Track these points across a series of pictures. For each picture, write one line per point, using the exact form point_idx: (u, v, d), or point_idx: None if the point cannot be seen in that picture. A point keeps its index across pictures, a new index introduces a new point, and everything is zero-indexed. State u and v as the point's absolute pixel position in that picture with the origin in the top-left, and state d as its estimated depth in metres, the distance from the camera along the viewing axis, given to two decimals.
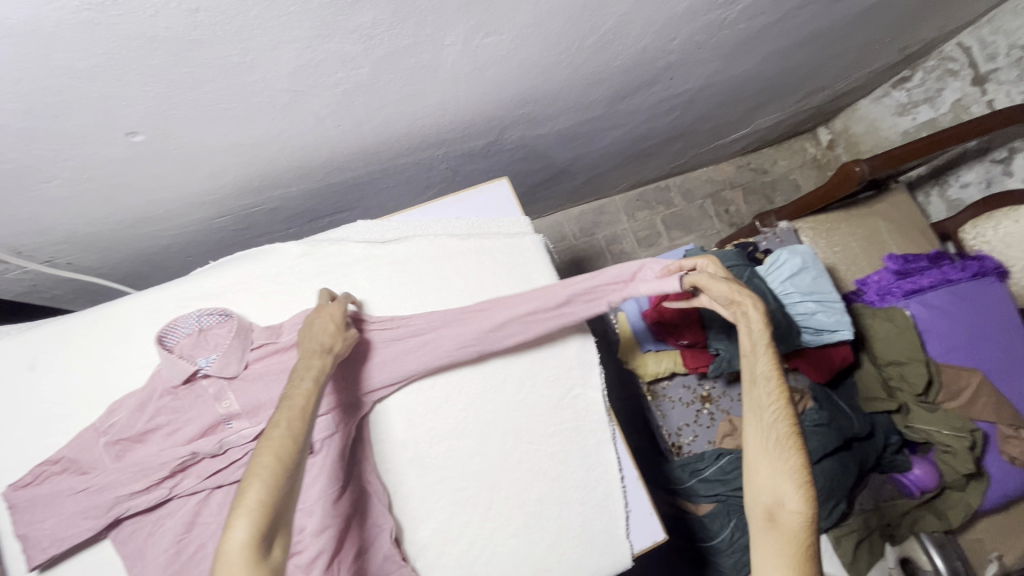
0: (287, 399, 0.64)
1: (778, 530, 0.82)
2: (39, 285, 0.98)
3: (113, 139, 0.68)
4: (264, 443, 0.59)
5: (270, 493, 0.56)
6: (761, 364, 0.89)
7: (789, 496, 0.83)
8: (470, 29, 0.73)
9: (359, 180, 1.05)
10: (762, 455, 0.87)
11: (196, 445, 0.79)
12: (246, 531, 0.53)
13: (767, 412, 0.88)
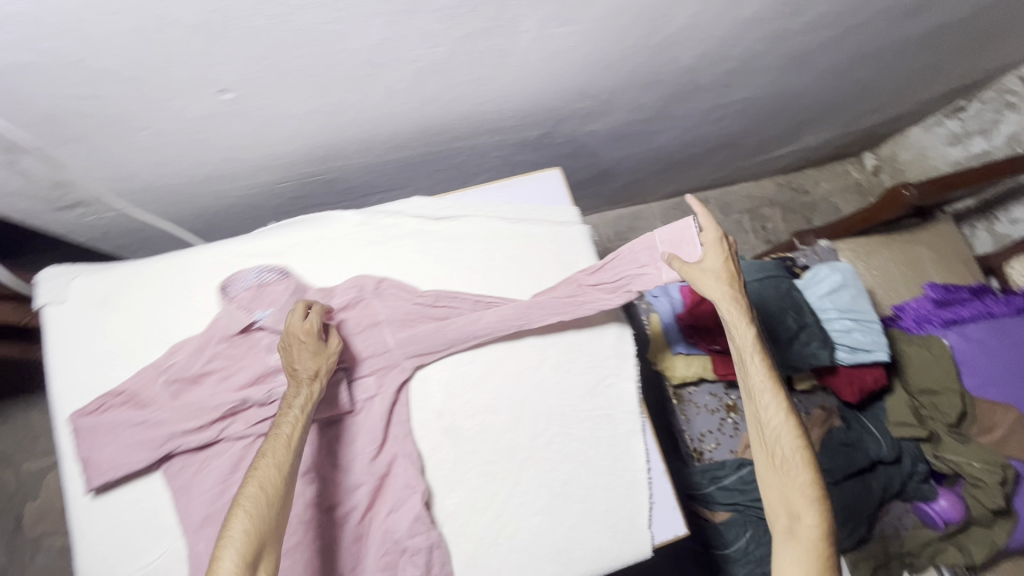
0: (275, 428, 0.72)
1: (797, 542, 0.78)
2: (107, 232, 1.04)
3: (205, 95, 0.73)
4: (251, 475, 0.68)
5: (255, 524, 0.64)
6: (756, 374, 0.86)
7: (804, 509, 0.80)
8: (547, 17, 0.76)
9: (415, 159, 1.09)
10: (772, 468, 0.83)
11: (247, 393, 0.83)
12: (233, 561, 0.62)
13: (770, 424, 0.85)
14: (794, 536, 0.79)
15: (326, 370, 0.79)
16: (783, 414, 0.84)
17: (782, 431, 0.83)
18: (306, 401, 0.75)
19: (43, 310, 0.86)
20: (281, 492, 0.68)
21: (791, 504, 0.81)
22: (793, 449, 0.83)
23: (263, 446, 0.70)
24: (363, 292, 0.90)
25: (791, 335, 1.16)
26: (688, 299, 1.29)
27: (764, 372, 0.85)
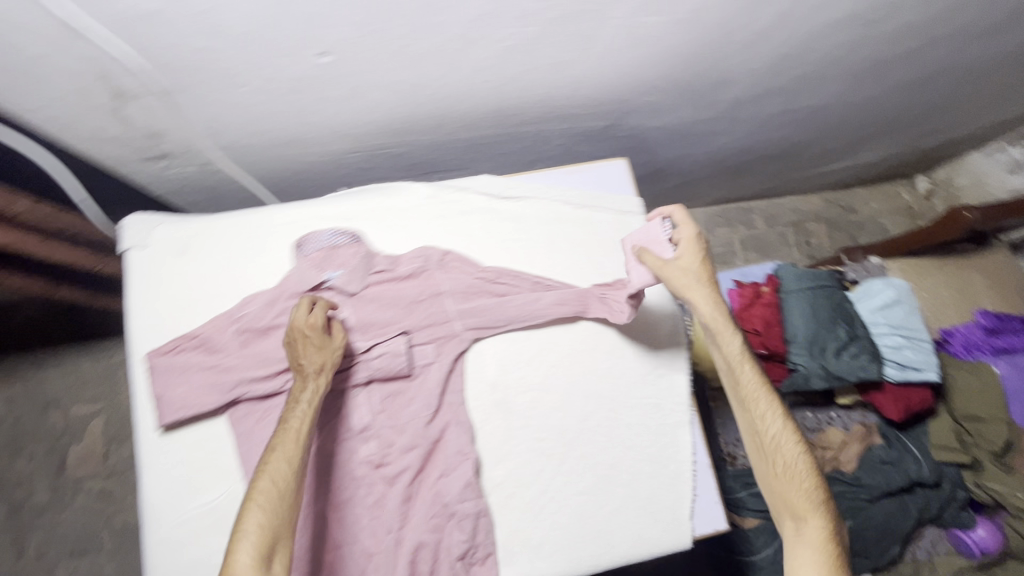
0: (282, 424, 0.74)
1: (807, 544, 0.78)
2: (185, 188, 1.08)
3: (306, 58, 0.75)
4: (260, 472, 0.70)
5: (267, 518, 0.67)
6: (750, 381, 0.86)
7: (809, 510, 0.80)
8: (639, 5, 0.77)
9: (482, 140, 1.11)
10: (776, 474, 0.83)
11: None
12: (248, 554, 0.64)
13: (769, 432, 0.84)
14: (804, 538, 0.78)
15: (331, 362, 0.81)
16: (781, 418, 0.84)
17: (781, 436, 0.84)
18: (314, 395, 0.76)
19: (127, 252, 0.90)
20: (291, 487, 0.70)
21: (796, 506, 0.81)
22: (795, 454, 0.83)
23: (271, 442, 0.72)
24: (429, 262, 0.93)
25: (840, 345, 1.17)
26: (735, 302, 1.25)
27: (755, 377, 0.87)
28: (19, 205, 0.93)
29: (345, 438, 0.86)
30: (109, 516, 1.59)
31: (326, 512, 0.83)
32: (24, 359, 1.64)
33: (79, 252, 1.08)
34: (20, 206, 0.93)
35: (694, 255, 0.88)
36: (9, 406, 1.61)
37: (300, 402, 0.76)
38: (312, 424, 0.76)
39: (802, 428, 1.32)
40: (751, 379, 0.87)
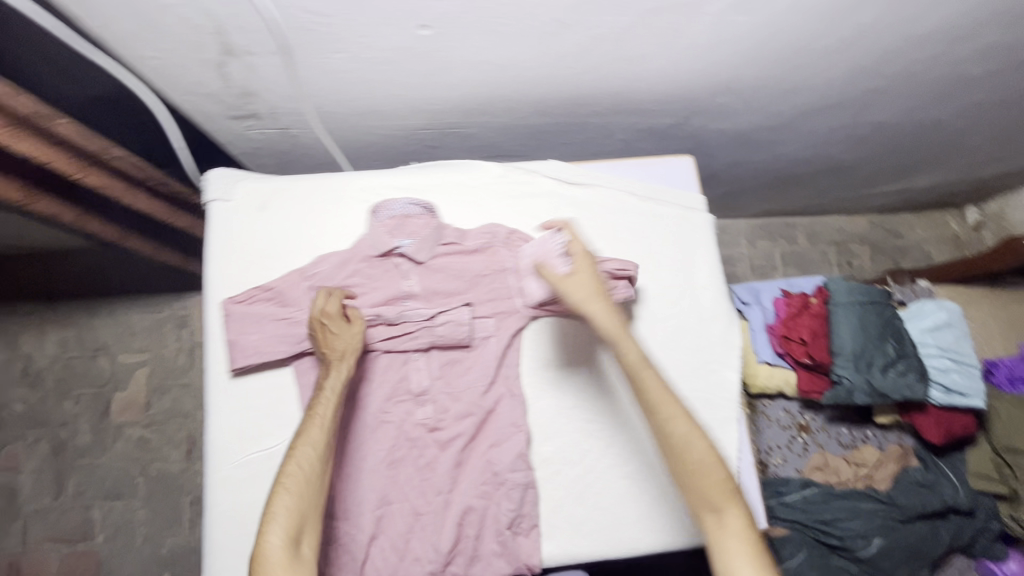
0: (309, 413, 0.76)
1: (730, 539, 0.71)
2: (260, 150, 1.13)
3: (406, 29, 0.78)
4: (289, 459, 0.72)
5: (295, 502, 0.70)
6: (654, 385, 0.78)
7: (731, 505, 0.73)
8: (732, 3, 0.79)
9: (549, 128, 1.13)
10: (688, 478, 0.74)
11: (380, 310, 0.90)
12: (278, 536, 0.67)
13: (679, 438, 0.75)
14: (726, 533, 0.72)
15: (349, 348, 0.83)
16: (686, 418, 0.77)
17: (693, 439, 0.75)
18: (336, 381, 0.79)
19: (209, 203, 0.94)
20: (316, 476, 0.73)
21: (714, 504, 0.73)
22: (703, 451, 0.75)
23: (299, 432, 0.75)
24: (495, 239, 0.95)
25: (887, 362, 1.17)
26: (783, 311, 1.27)
27: (657, 378, 0.78)
28: (111, 151, 0.95)
29: (403, 399, 0.89)
30: (146, 463, 1.64)
31: (381, 469, 0.86)
32: (80, 305, 1.70)
33: (153, 202, 1.11)
34: (113, 153, 0.96)
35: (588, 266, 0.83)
36: (62, 348, 1.68)
37: (325, 394, 0.78)
38: (336, 409, 0.78)
39: (837, 442, 1.32)
40: (653, 383, 0.78)
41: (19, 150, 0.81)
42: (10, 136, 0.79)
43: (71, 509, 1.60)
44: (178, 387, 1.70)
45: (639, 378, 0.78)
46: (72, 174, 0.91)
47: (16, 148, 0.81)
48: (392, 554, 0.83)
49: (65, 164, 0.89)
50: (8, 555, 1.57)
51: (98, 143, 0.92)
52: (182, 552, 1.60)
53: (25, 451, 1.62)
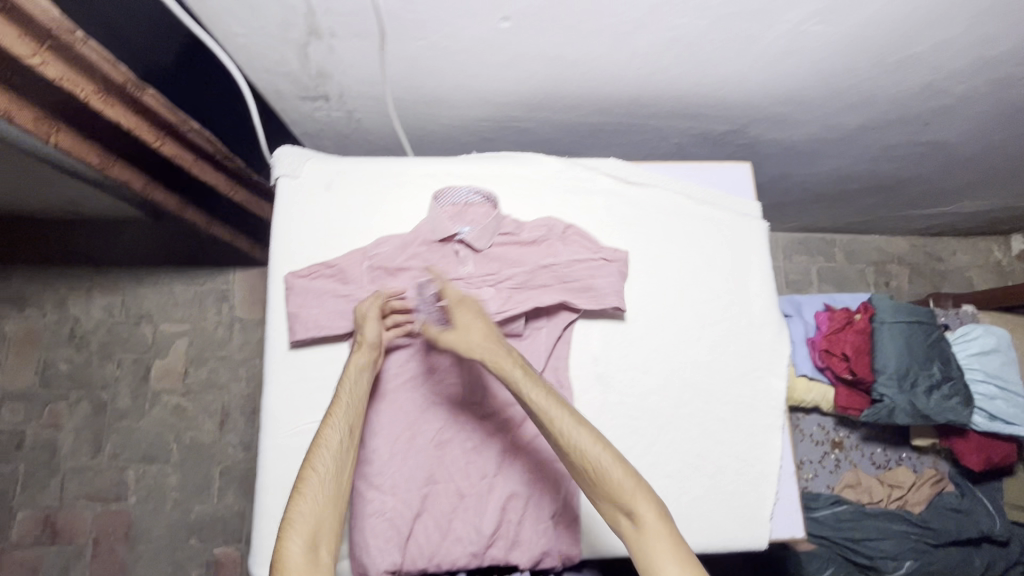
0: (326, 419, 0.79)
1: (648, 539, 0.70)
2: (323, 132, 1.16)
3: (488, 20, 0.80)
4: (306, 467, 0.76)
5: (311, 510, 0.73)
6: (539, 396, 0.77)
7: (640, 503, 0.71)
8: (813, 12, 0.80)
9: (606, 126, 1.14)
10: (593, 487, 0.74)
11: (430, 299, 0.91)
12: (297, 544, 0.70)
13: (572, 447, 0.74)
14: (643, 532, 0.71)
15: (366, 343, 0.85)
16: (572, 420, 0.76)
17: (588, 449, 0.74)
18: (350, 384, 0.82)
19: (278, 179, 0.97)
20: (333, 482, 0.75)
21: (628, 506, 0.72)
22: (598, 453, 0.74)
23: (316, 439, 0.78)
24: (551, 233, 0.96)
25: (932, 384, 1.16)
26: (824, 325, 1.27)
27: (542, 389, 0.78)
28: (191, 126, 0.98)
29: (452, 382, 0.91)
30: (180, 430, 1.69)
31: (429, 449, 0.88)
32: (126, 272, 1.75)
33: (217, 175, 1.14)
34: (192, 127, 0.98)
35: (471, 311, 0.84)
36: (108, 313, 1.73)
37: (341, 401, 0.80)
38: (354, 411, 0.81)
39: (871, 461, 1.28)
40: (538, 392, 0.77)
41: (106, 115, 0.85)
42: (101, 101, 0.83)
43: (107, 470, 1.65)
44: (215, 359, 1.73)
45: (527, 394, 0.77)
46: (150, 142, 0.94)
47: (104, 114, 0.84)
48: (435, 532, 0.85)
49: (144, 132, 0.93)
50: (44, 509, 1.61)
51: (180, 117, 0.95)
52: (209, 520, 1.63)
53: (67, 410, 1.67)
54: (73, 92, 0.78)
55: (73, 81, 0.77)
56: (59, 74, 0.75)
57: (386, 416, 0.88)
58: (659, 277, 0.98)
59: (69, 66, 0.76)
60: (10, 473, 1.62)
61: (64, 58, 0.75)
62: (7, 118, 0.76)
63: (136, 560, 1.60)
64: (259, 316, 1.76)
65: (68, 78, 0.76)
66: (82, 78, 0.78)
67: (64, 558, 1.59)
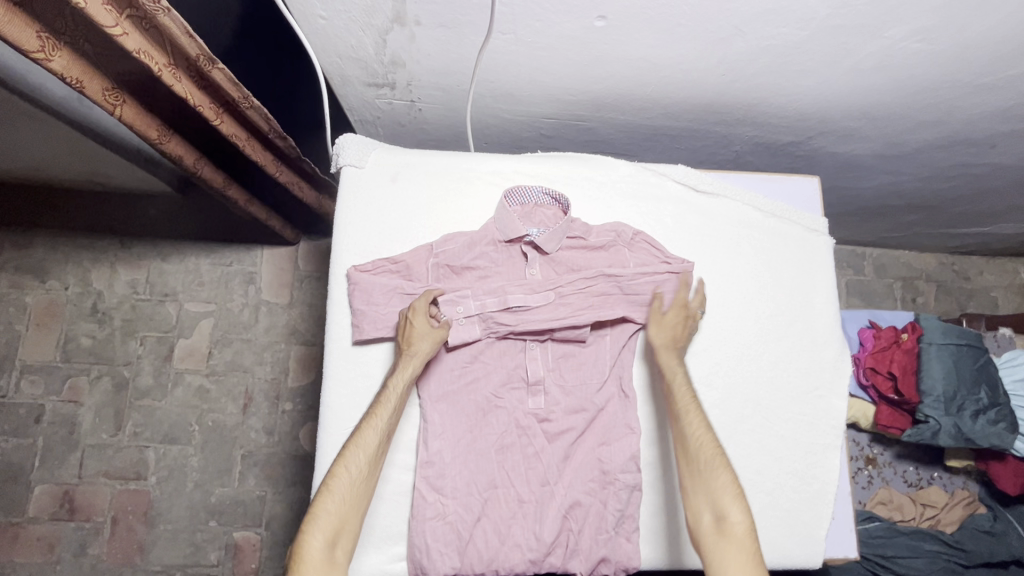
0: (367, 418, 0.79)
1: (728, 542, 0.72)
2: (379, 120, 1.12)
3: (584, 18, 0.80)
4: (338, 462, 0.76)
5: (336, 510, 0.74)
6: (682, 387, 0.84)
7: (731, 507, 0.74)
8: (916, 30, 0.80)
9: (669, 132, 1.11)
10: (693, 480, 0.78)
11: (489, 305, 0.88)
12: (318, 540, 0.72)
13: (693, 439, 0.80)
14: (723, 537, 0.73)
15: (421, 353, 0.82)
16: (697, 418, 0.81)
17: (705, 446, 0.79)
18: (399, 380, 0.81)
19: (342, 168, 0.94)
20: (360, 484, 0.76)
21: (718, 504, 0.75)
22: (712, 453, 0.78)
23: (354, 434, 0.78)
24: (619, 239, 0.93)
25: (978, 408, 1.15)
26: (870, 343, 1.27)
27: (688, 387, 0.84)
28: (251, 104, 0.90)
29: (517, 386, 0.89)
30: (203, 411, 1.59)
31: (491, 453, 0.86)
32: (141, 246, 1.63)
33: (266, 155, 1.06)
34: (252, 105, 0.91)
35: (678, 317, 0.89)
36: (132, 289, 1.63)
37: (384, 400, 0.80)
38: (395, 412, 0.81)
39: (903, 479, 1.31)
40: (680, 383, 0.84)
41: (174, 90, 0.80)
42: (172, 76, 0.78)
43: (127, 448, 1.56)
44: (240, 342, 1.63)
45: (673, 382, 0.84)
46: (210, 119, 0.89)
47: (175, 89, 0.80)
48: (494, 538, 0.84)
49: (206, 108, 0.87)
50: (63, 484, 1.52)
51: (244, 94, 0.88)
52: (230, 503, 1.54)
53: (87, 385, 1.58)
54: (149, 66, 0.74)
55: (146, 53, 0.73)
56: (138, 45, 0.71)
57: (445, 418, 0.86)
58: (723, 289, 0.97)
59: (145, 37, 0.72)
60: (27, 446, 1.54)
61: (142, 27, 0.71)
62: (78, 87, 0.73)
63: (155, 540, 1.52)
64: (286, 300, 1.65)
65: (145, 51, 0.72)
66: (156, 49, 0.74)
67: (82, 536, 1.50)
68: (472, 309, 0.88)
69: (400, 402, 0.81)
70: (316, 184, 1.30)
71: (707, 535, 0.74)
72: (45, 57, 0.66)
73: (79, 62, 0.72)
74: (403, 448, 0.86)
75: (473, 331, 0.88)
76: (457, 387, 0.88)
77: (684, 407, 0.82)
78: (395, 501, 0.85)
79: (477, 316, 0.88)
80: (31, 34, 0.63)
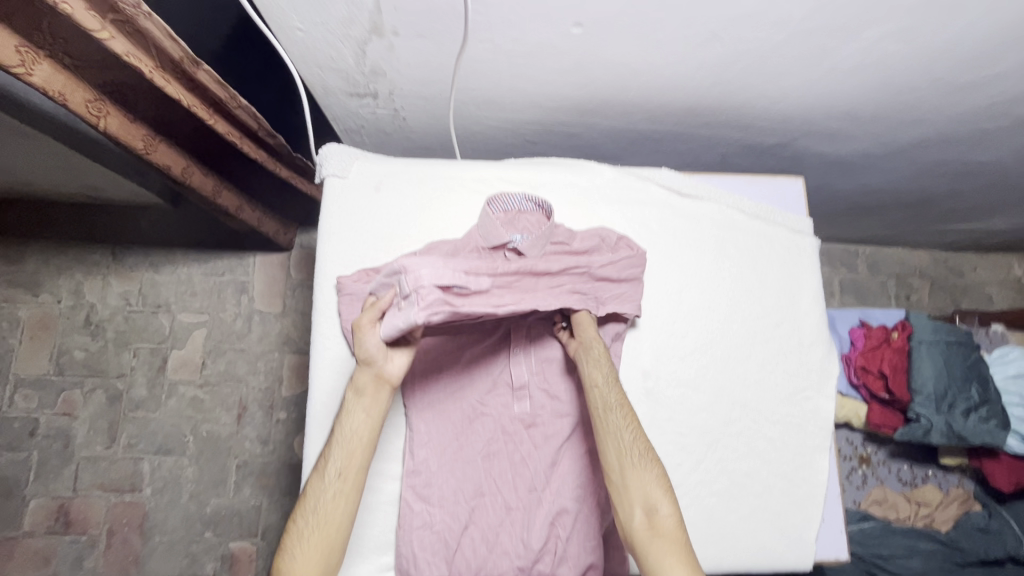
0: (318, 465, 0.78)
1: (660, 540, 0.71)
2: (365, 129, 1.13)
3: (561, 25, 0.80)
4: (297, 517, 0.76)
5: (297, 566, 0.73)
6: (604, 389, 0.80)
7: (662, 502, 0.73)
8: (892, 31, 0.80)
9: (654, 135, 1.11)
10: (623, 478, 0.75)
11: (426, 281, 0.74)
12: None
13: (621, 438, 0.77)
14: (655, 533, 0.71)
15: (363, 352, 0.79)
16: (622, 418, 0.78)
17: (633, 443, 0.76)
18: (345, 421, 0.79)
19: (326, 178, 0.94)
20: (318, 537, 0.75)
21: (649, 499, 0.73)
22: (639, 449, 0.76)
23: (307, 487, 0.77)
24: (604, 243, 0.92)
25: (970, 406, 1.15)
26: (861, 342, 1.26)
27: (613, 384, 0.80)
28: (240, 103, 0.89)
29: (501, 392, 0.89)
30: (197, 422, 1.59)
31: (478, 460, 0.86)
32: (132, 258, 1.64)
33: (262, 152, 1.06)
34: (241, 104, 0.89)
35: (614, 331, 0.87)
36: (125, 301, 1.63)
37: (336, 442, 0.78)
38: (343, 458, 0.78)
39: (898, 479, 1.32)
40: (601, 386, 0.81)
41: (164, 93, 0.79)
42: (162, 79, 0.78)
43: (121, 460, 1.55)
44: (233, 352, 1.63)
45: (594, 384, 0.81)
46: (203, 120, 0.88)
47: (165, 91, 0.79)
48: (481, 545, 0.83)
49: (198, 109, 0.86)
50: (58, 497, 1.52)
51: (232, 94, 0.87)
52: (226, 513, 1.54)
53: (81, 398, 1.58)
54: (139, 69, 0.74)
55: (135, 57, 0.72)
56: (125, 49, 0.70)
57: (433, 425, 0.87)
58: (709, 292, 0.97)
59: (132, 42, 0.72)
60: (22, 460, 1.53)
61: (126, 32, 0.70)
62: (61, 101, 0.73)
63: (151, 552, 1.51)
64: (278, 309, 1.65)
65: (134, 55, 0.72)
66: (143, 53, 0.74)
67: (78, 549, 1.50)
68: (406, 288, 0.75)
69: (351, 444, 0.78)
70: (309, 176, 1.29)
71: (640, 532, 0.72)
72: (25, 70, 0.67)
73: (61, 74, 0.72)
74: (390, 457, 0.86)
75: (412, 313, 0.74)
76: (441, 394, 0.88)
77: (614, 406, 0.79)
78: (382, 511, 0.85)
79: (413, 296, 0.74)
80: (10, 47, 0.64)
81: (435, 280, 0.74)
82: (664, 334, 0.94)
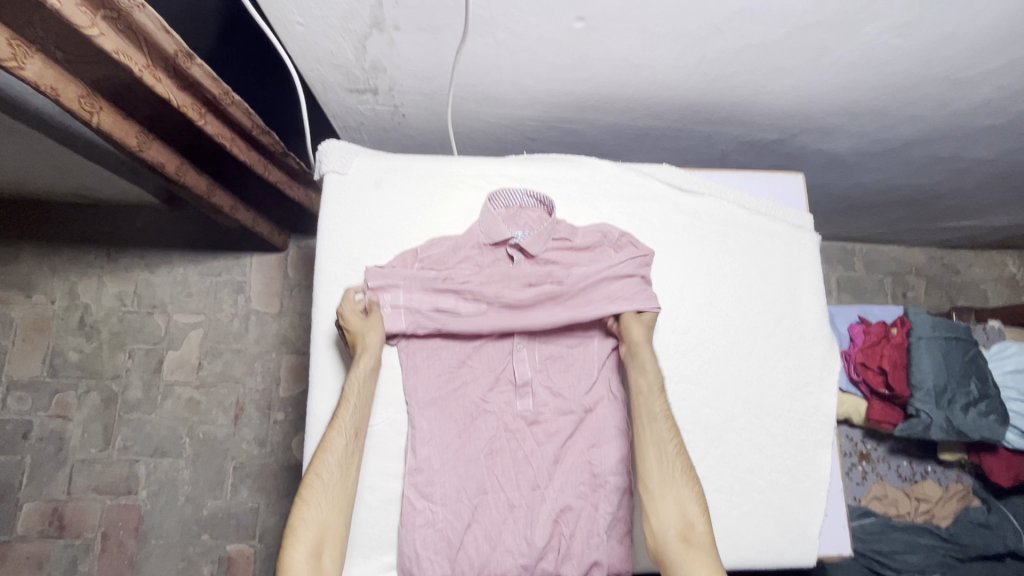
0: (331, 424, 0.80)
1: (691, 551, 0.73)
2: (365, 126, 1.12)
3: (562, 20, 0.80)
4: (311, 471, 0.77)
5: (315, 518, 0.74)
6: (648, 398, 0.84)
7: (696, 516, 0.76)
8: (893, 26, 0.80)
9: (654, 131, 1.10)
10: (661, 488, 0.78)
11: (417, 299, 0.86)
12: (302, 550, 0.72)
13: (660, 450, 0.80)
14: (689, 546, 0.74)
15: (371, 345, 0.83)
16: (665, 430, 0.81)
17: (670, 456, 0.80)
18: (355, 386, 0.81)
19: (325, 175, 0.93)
20: (337, 487, 0.77)
21: (684, 511, 0.76)
22: (677, 463, 0.80)
23: (321, 444, 0.78)
24: (606, 239, 0.92)
25: (969, 401, 1.16)
26: (860, 339, 1.26)
27: (657, 398, 0.84)
28: (232, 99, 0.88)
29: (504, 389, 0.89)
30: (194, 424, 1.57)
31: (480, 458, 0.85)
32: (126, 259, 1.62)
33: (253, 155, 1.05)
34: (233, 101, 0.89)
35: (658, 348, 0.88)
36: (119, 301, 1.61)
37: (348, 403, 0.81)
38: (356, 417, 0.81)
39: (898, 475, 1.32)
40: (646, 398, 0.84)
41: (155, 91, 0.79)
42: (154, 77, 0.77)
43: (116, 462, 1.54)
44: (230, 352, 1.61)
45: (638, 391, 0.84)
46: (194, 119, 0.87)
47: (156, 90, 0.78)
48: (484, 544, 0.82)
49: (190, 108, 0.85)
50: (52, 501, 1.50)
51: (223, 90, 0.86)
52: (223, 515, 1.52)
53: (75, 400, 1.55)
54: (129, 68, 0.72)
55: (127, 55, 0.71)
56: (116, 46, 0.69)
57: (433, 423, 0.86)
58: (710, 288, 0.97)
59: (124, 39, 0.71)
60: (14, 463, 1.51)
61: (117, 28, 0.69)
62: (53, 95, 0.72)
63: (147, 555, 1.49)
64: (275, 309, 1.64)
65: (124, 52, 0.71)
66: (135, 52, 0.73)
67: (72, 553, 1.48)
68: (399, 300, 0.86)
69: (361, 405, 0.82)
70: (301, 181, 1.28)
71: (673, 542, 0.75)
72: (18, 64, 0.66)
73: (54, 70, 0.71)
74: (392, 455, 0.85)
75: (400, 322, 0.86)
76: (444, 391, 0.87)
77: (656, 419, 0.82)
78: (385, 510, 0.84)
79: (403, 308, 0.86)
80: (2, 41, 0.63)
81: (432, 304, 0.86)
82: (666, 328, 0.94)
